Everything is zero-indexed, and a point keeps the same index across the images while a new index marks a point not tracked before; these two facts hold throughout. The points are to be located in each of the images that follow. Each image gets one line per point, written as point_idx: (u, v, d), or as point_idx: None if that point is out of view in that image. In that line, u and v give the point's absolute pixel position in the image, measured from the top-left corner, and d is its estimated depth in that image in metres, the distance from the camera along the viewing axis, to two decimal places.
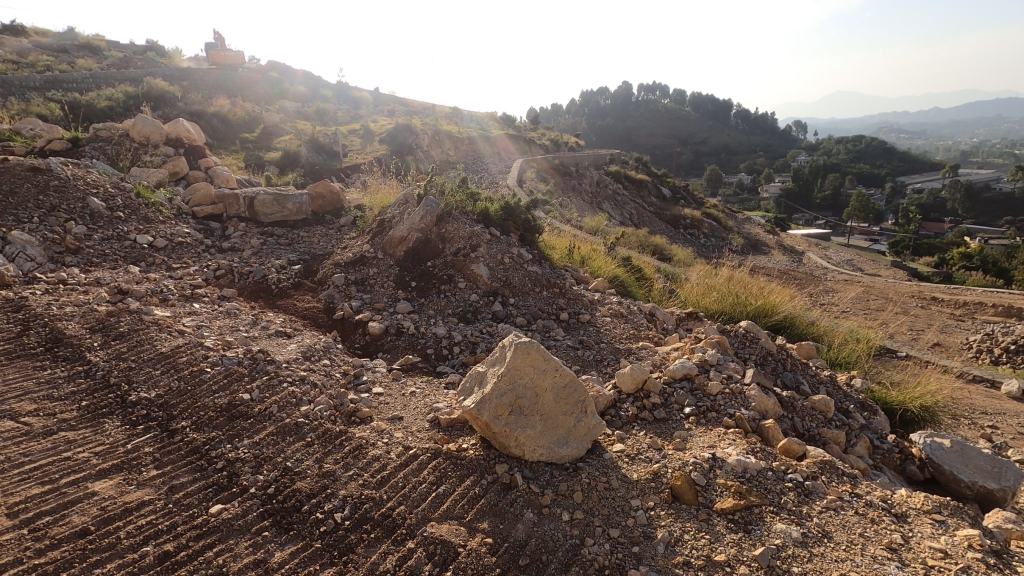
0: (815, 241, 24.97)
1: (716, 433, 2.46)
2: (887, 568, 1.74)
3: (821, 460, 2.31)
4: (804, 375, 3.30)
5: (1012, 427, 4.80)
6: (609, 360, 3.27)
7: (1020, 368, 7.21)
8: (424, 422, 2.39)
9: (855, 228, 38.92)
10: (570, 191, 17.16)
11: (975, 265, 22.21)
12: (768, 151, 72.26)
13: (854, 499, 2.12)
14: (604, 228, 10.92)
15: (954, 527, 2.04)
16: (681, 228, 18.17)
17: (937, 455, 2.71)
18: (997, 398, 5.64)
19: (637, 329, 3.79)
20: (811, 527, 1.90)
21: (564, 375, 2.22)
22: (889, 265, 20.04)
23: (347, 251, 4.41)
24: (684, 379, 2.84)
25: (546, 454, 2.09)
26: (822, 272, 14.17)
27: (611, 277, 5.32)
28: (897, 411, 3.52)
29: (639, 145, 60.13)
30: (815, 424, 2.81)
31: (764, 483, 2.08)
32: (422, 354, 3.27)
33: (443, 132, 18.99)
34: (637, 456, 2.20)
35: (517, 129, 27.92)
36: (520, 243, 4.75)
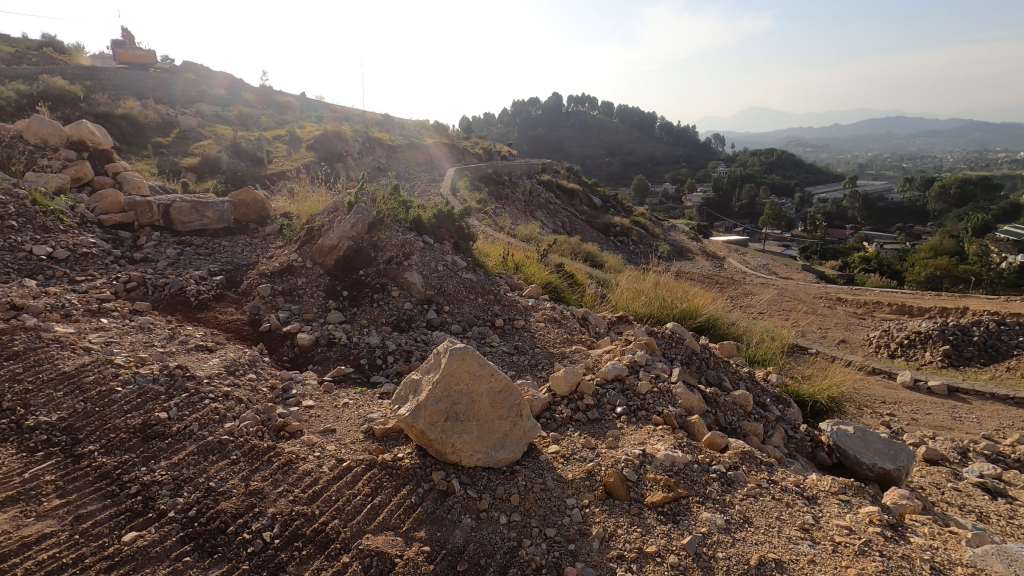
0: (735, 247, 26.61)
1: (647, 430, 2.56)
2: (801, 547, 1.88)
3: (742, 451, 2.46)
4: (725, 372, 3.49)
5: (906, 414, 5.32)
6: (544, 364, 3.33)
7: (913, 361, 7.98)
8: (357, 434, 2.34)
9: (770, 234, 41.70)
10: (504, 199, 17.34)
11: (873, 267, 24.42)
12: (691, 162, 76.14)
13: (771, 485, 2.27)
14: (538, 235, 11.14)
15: (858, 506, 2.22)
16: (612, 235, 18.80)
17: (843, 441, 2.95)
18: (893, 388, 6.22)
19: (570, 334, 3.89)
20: (732, 514, 2.02)
21: (500, 380, 2.24)
22: (799, 269, 21.63)
23: (274, 260, 4.25)
24: (615, 380, 2.95)
25: (483, 458, 2.10)
26: (741, 276, 15.10)
27: (545, 283, 5.42)
28: (808, 403, 3.80)
29: (570, 156, 61.60)
30: (736, 418, 2.98)
31: (691, 475, 2.19)
32: (355, 364, 3.20)
33: (374, 140, 18.67)
34: (572, 456, 2.25)
35: (451, 138, 27.93)
36: (454, 250, 4.74)
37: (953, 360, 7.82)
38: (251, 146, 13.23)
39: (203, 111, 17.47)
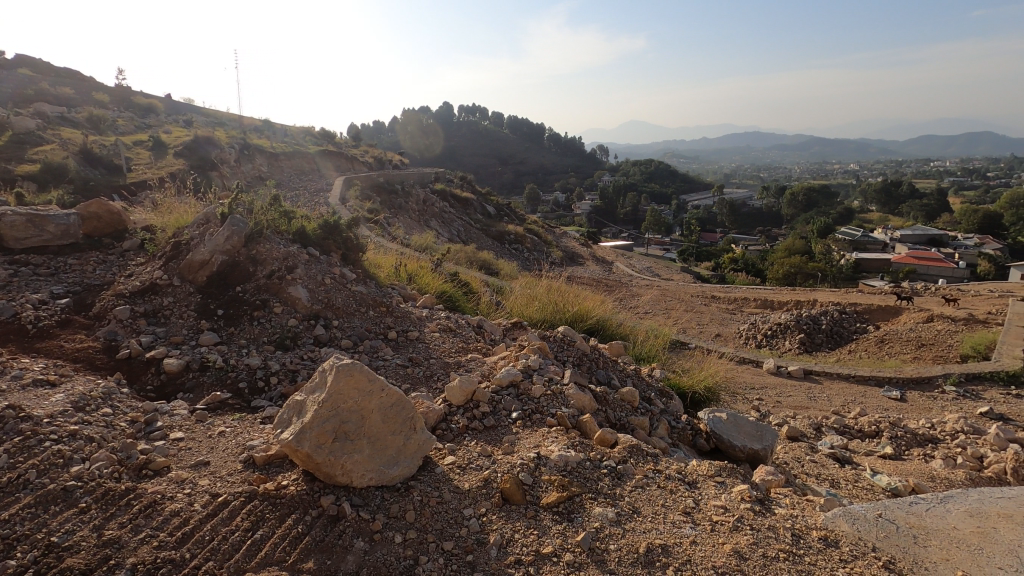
0: (622, 252, 28.22)
1: (542, 433, 2.62)
2: (683, 530, 2.01)
3: (630, 445, 2.59)
4: (614, 371, 3.67)
5: (771, 397, 5.94)
6: (439, 375, 3.29)
7: (775, 349, 8.94)
8: (235, 464, 2.15)
9: (652, 239, 44.71)
10: (396, 209, 17.02)
11: (740, 267, 27.03)
12: (579, 171, 79.74)
13: (656, 475, 2.41)
14: (432, 244, 11.06)
15: (731, 486, 2.43)
16: (506, 243, 19.14)
17: (718, 427, 3.21)
18: (760, 375, 6.90)
19: (465, 342, 3.88)
20: (623, 506, 2.11)
21: (391, 395, 2.17)
22: (679, 270, 23.39)
23: (134, 279, 3.81)
24: (510, 386, 2.98)
25: (376, 477, 2.02)
26: (628, 279, 16.04)
27: (440, 292, 5.37)
28: (688, 394, 4.10)
29: (463, 165, 61.93)
30: (624, 413, 3.13)
31: (583, 473, 2.26)
32: (233, 389, 2.95)
33: (254, 147, 17.53)
34: (468, 466, 2.24)
35: (339, 146, 26.98)
36: (341, 262, 4.56)
37: (807, 347, 8.85)
38: (105, 153, 11.84)
39: (43, 111, 15.32)
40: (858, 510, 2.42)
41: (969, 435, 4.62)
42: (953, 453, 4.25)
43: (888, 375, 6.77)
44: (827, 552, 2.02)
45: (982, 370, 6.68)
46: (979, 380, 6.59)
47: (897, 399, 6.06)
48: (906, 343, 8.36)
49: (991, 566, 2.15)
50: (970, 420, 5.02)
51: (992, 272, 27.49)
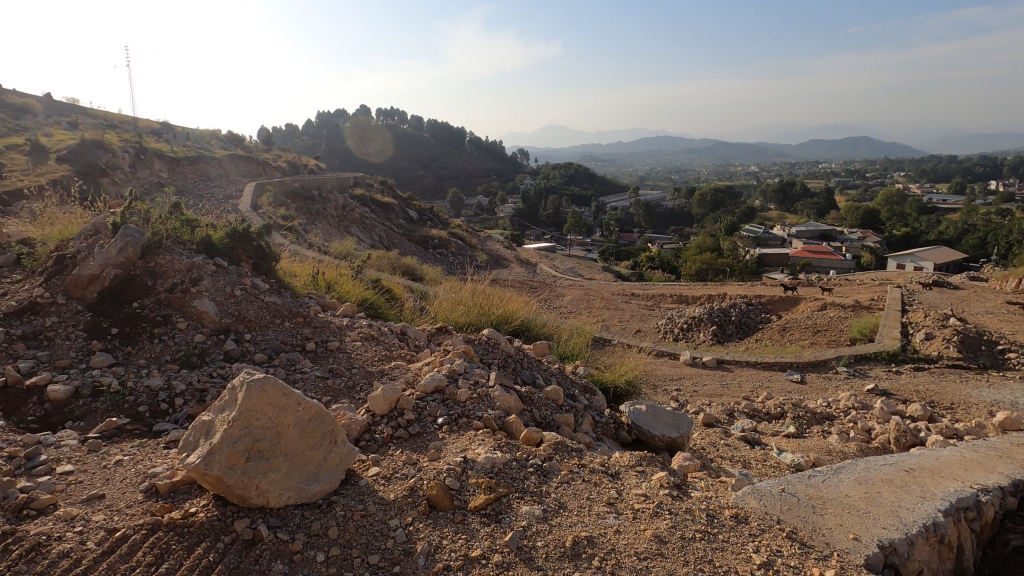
0: (546, 253, 28.75)
1: (468, 437, 2.62)
2: (607, 520, 2.08)
3: (555, 442, 2.65)
4: (538, 371, 3.73)
5: (689, 387, 6.27)
6: (362, 385, 3.20)
7: (691, 341, 9.45)
8: (136, 494, 1.98)
9: (574, 240, 45.87)
10: (313, 215, 16.39)
11: (657, 265, 28.34)
12: (501, 175, 80.42)
13: (581, 469, 2.47)
14: (353, 251, 10.75)
15: (650, 474, 2.54)
16: (430, 248, 18.96)
17: (639, 418, 3.35)
18: (677, 367, 7.27)
19: (389, 350, 3.81)
20: (550, 503, 2.15)
21: (308, 408, 2.09)
22: (601, 270, 24.17)
23: (9, 298, 3.41)
24: (435, 392, 2.95)
25: (295, 495, 1.94)
26: (552, 280, 16.36)
27: (362, 300, 5.22)
28: (611, 389, 4.24)
29: (383, 170, 60.65)
30: (549, 411, 3.19)
31: (510, 473, 2.28)
32: (132, 414, 2.71)
33: (151, 151, 16.26)
34: (394, 475, 2.19)
35: (248, 150, 25.63)
36: (253, 272, 4.32)
37: (719, 338, 9.43)
38: None
39: None
40: (765, 487, 2.61)
41: (858, 410, 5.12)
42: (846, 428, 4.68)
43: (789, 361, 7.35)
44: (739, 528, 2.16)
45: (867, 351, 7.42)
46: (866, 360, 7.31)
47: (798, 382, 6.59)
48: (804, 330, 9.12)
49: (878, 527, 2.39)
50: (859, 397, 5.55)
51: (873, 263, 30.58)
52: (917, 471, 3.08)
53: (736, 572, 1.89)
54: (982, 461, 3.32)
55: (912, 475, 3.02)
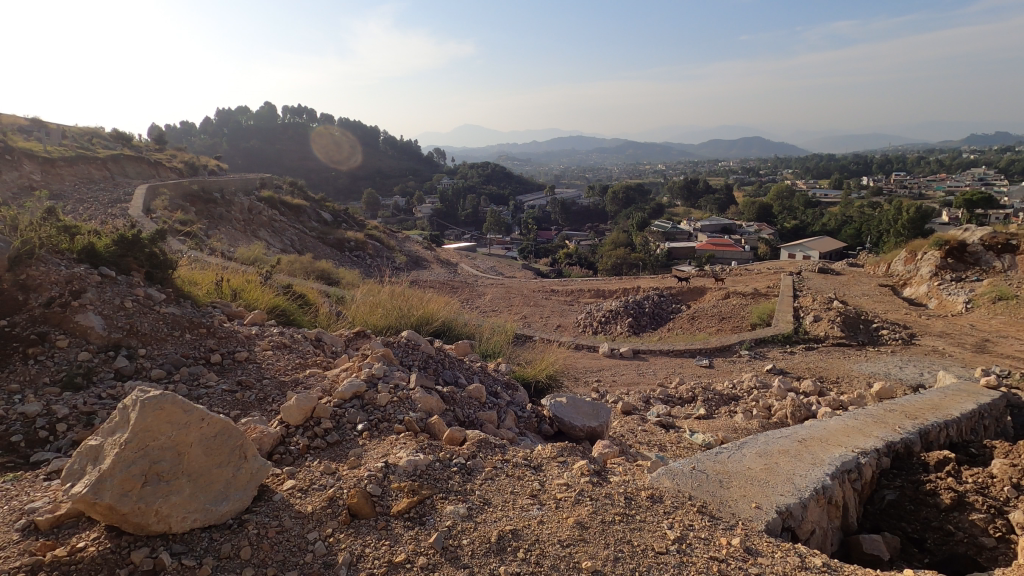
0: (466, 253, 28.77)
1: (389, 441, 2.57)
2: (531, 512, 2.12)
3: (478, 440, 2.66)
4: (460, 370, 3.73)
5: (608, 377, 6.51)
6: (274, 396, 3.04)
7: (609, 333, 9.82)
8: (10, 535, 1.77)
9: (494, 239, 46.11)
10: (216, 218, 15.37)
11: (574, 261, 29.16)
12: (418, 175, 79.34)
13: (504, 464, 2.50)
14: (262, 257, 10.19)
15: (571, 463, 2.61)
16: (346, 251, 18.35)
17: (559, 411, 3.44)
18: (596, 359, 7.52)
19: (303, 358, 3.65)
20: (474, 500, 2.16)
21: (214, 424, 1.97)
22: (521, 268, 24.52)
23: None
24: (353, 398, 2.87)
25: (202, 518, 1.81)
26: (474, 279, 16.38)
27: (272, 307, 4.96)
28: (532, 384, 4.32)
29: (293, 170, 57.91)
30: (472, 410, 3.20)
31: (433, 474, 2.27)
32: (3, 445, 2.41)
33: (21, 149, 14.54)
34: (311, 487, 2.11)
35: (138, 150, 23.57)
36: (146, 282, 3.98)
37: (634, 329, 9.86)
38: None
39: None
40: (677, 467, 2.77)
41: (759, 389, 5.55)
42: (749, 406, 5.06)
43: (698, 347, 7.82)
44: (654, 508, 2.28)
45: (765, 335, 8.05)
46: (764, 343, 7.92)
47: (706, 367, 7.03)
48: (710, 318, 9.73)
49: (776, 494, 2.61)
50: (759, 377, 6.02)
51: (768, 253, 33.19)
52: (808, 441, 3.39)
53: (653, 548, 1.99)
54: (861, 427, 3.72)
55: (805, 444, 3.32)
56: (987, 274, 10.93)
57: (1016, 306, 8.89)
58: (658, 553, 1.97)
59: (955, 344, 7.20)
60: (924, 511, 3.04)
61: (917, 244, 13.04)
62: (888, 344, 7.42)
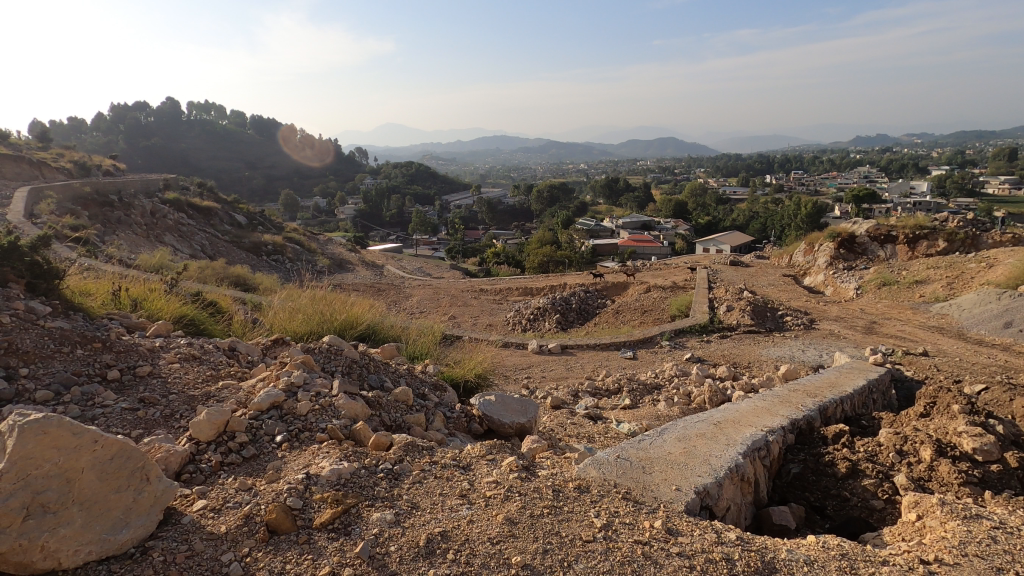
0: (393, 254, 28.20)
1: (311, 451, 2.46)
2: (460, 512, 2.11)
3: (405, 443, 2.61)
4: (386, 373, 3.64)
5: (538, 374, 6.61)
6: (183, 412, 2.84)
7: (538, 330, 9.97)
8: None
9: (421, 239, 45.43)
10: (114, 223, 14.13)
11: (502, 260, 29.33)
12: (339, 175, 76.78)
13: (433, 466, 2.47)
14: (168, 264, 9.48)
15: (500, 461, 2.62)
16: (263, 255, 17.43)
17: (489, 408, 3.45)
18: (526, 356, 7.60)
19: (215, 369, 3.43)
20: (401, 505, 2.12)
21: (108, 446, 1.81)
22: (449, 268, 24.35)
23: None
24: (271, 409, 2.73)
25: (98, 550, 1.66)
26: (401, 280, 16.08)
27: (180, 317, 4.62)
28: (461, 384, 4.30)
29: (201, 170, 54.25)
30: (399, 414, 3.13)
31: (358, 482, 2.20)
32: None
33: None
34: (225, 505, 1.99)
35: (18, 148, 21.23)
36: (27, 294, 3.59)
37: (562, 325, 10.07)
38: None
39: None
40: (602, 456, 2.85)
41: (679, 377, 5.83)
42: (671, 394, 5.30)
43: (623, 340, 8.10)
44: (582, 498, 2.34)
45: (684, 326, 8.47)
46: (683, 333, 8.33)
47: (630, 358, 7.30)
48: (634, 311, 10.10)
49: (694, 475, 2.74)
50: (679, 366, 6.32)
51: (685, 248, 34.93)
52: (722, 423, 3.60)
53: (580, 538, 2.04)
54: (769, 408, 3.99)
55: (720, 427, 3.52)
56: (873, 263, 12.08)
57: (898, 291, 9.89)
58: (586, 542, 2.02)
59: (849, 327, 7.91)
60: (824, 481, 3.32)
61: (814, 237, 14.20)
62: (792, 329, 8.02)
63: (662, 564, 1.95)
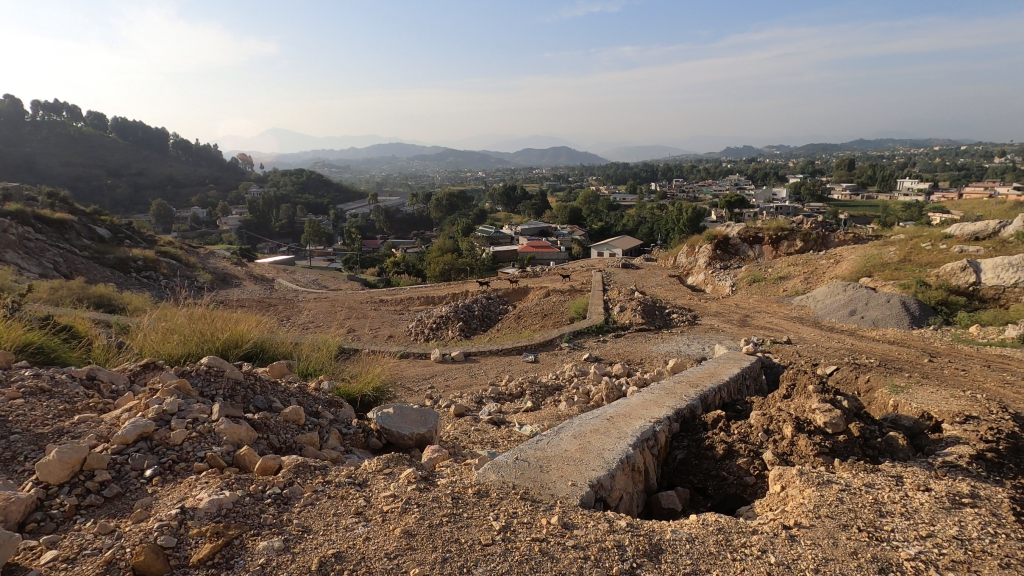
0: (285, 267, 26.66)
1: (188, 483, 2.27)
2: (356, 531, 2.05)
3: (295, 465, 2.48)
4: (274, 394, 3.42)
5: (441, 383, 6.56)
6: (29, 453, 2.49)
7: (441, 338, 9.90)
8: None
9: (315, 251, 43.37)
10: None
11: (402, 269, 28.82)
12: (221, 183, 71.31)
13: (326, 486, 2.37)
14: (11, 285, 8.25)
15: (398, 473, 2.57)
16: (131, 272, 15.71)
17: (387, 421, 3.38)
18: (430, 365, 7.52)
19: (69, 403, 3.04)
20: (292, 531, 2.01)
21: None
22: (346, 279, 23.48)
23: None
24: (139, 441, 2.47)
25: None
26: (294, 294, 15.24)
27: (24, 345, 4.04)
28: (358, 398, 4.16)
29: (52, 178, 47.90)
30: (289, 435, 2.97)
31: (242, 511, 2.06)
32: None
33: None
34: (80, 554, 1.78)
35: None
36: None
37: (465, 332, 10.09)
38: None
39: None
40: (501, 459, 2.91)
41: (578, 377, 6.06)
42: (570, 394, 5.49)
43: (525, 344, 8.27)
44: (480, 503, 2.36)
45: (582, 327, 8.83)
46: (581, 335, 8.66)
47: (532, 362, 7.47)
48: (534, 316, 10.36)
49: (588, 469, 2.87)
50: (578, 366, 6.58)
51: (581, 252, 36.44)
52: (615, 418, 3.79)
53: (479, 542, 2.06)
54: (657, 400, 4.27)
55: (613, 422, 3.71)
56: (744, 262, 13.37)
57: (765, 287, 11.02)
58: (485, 546, 2.04)
59: (726, 321, 8.68)
60: (705, 463, 3.61)
61: (694, 240, 15.42)
62: (679, 325, 8.64)
63: (558, 558, 2.02)
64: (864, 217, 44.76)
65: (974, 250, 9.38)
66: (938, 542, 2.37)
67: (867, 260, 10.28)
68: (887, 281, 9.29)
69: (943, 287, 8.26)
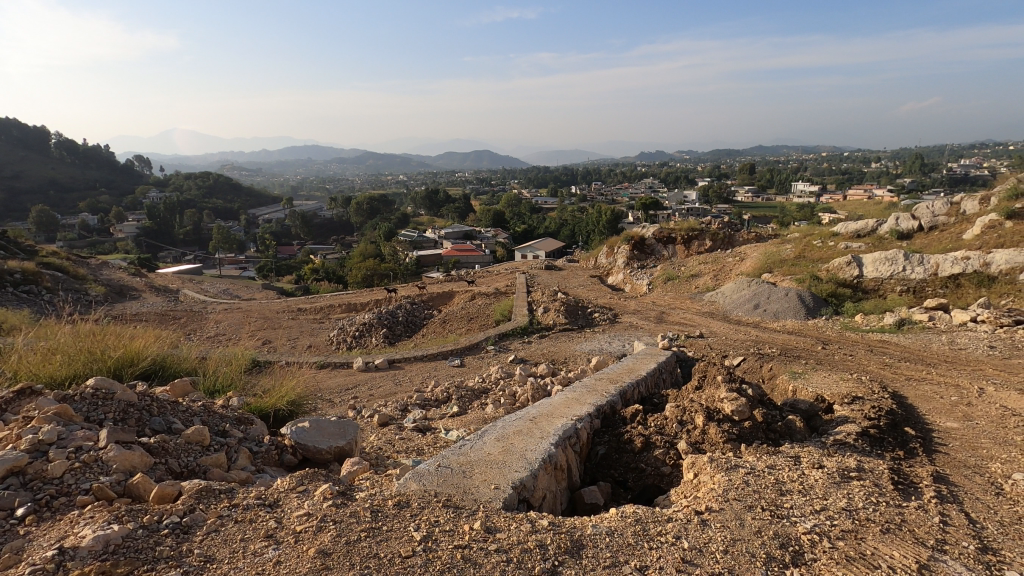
0: (191, 277, 24.89)
1: (70, 520, 2.05)
2: (266, 555, 1.93)
3: (197, 490, 2.30)
4: (174, 414, 3.16)
5: (364, 392, 6.37)
6: None
7: (364, 346, 9.60)
8: None
9: (226, 258, 40.84)
10: None
11: (322, 275, 27.79)
12: (115, 186, 65.47)
13: (232, 510, 2.22)
14: None
15: (313, 490, 2.45)
16: (8, 286, 14.04)
17: (302, 436, 3.22)
18: (352, 374, 7.28)
19: None
20: (192, 562, 1.87)
21: None
22: (261, 288, 22.29)
23: None
24: (9, 476, 2.20)
25: None
26: (203, 305, 14.26)
27: None
28: (271, 413, 3.93)
29: None
30: (191, 458, 2.76)
31: (134, 546, 1.88)
32: None
33: None
34: None
35: None
36: None
37: (390, 339, 9.86)
38: None
39: None
40: (424, 468, 2.85)
41: (504, 379, 6.08)
42: (496, 397, 5.50)
43: (451, 348, 8.20)
44: (401, 514, 2.30)
45: (508, 330, 8.89)
46: (506, 337, 8.70)
47: (458, 366, 7.42)
48: (460, 319, 10.30)
49: (512, 471, 2.88)
50: (504, 368, 6.60)
51: (505, 254, 36.78)
52: (538, 418, 3.83)
53: (399, 555, 2.00)
54: (579, 398, 4.36)
55: (536, 422, 3.74)
56: (660, 262, 14.00)
57: (679, 284, 11.60)
58: (404, 558, 1.99)
59: (644, 318, 9.06)
60: (625, 457, 3.73)
61: (613, 241, 15.97)
62: (600, 324, 8.90)
63: (481, 563, 2.01)
64: (765, 218, 48.25)
65: (857, 246, 10.37)
66: (830, 514, 2.58)
67: (768, 258, 11.09)
68: (785, 276, 10.07)
69: (832, 280, 9.07)
